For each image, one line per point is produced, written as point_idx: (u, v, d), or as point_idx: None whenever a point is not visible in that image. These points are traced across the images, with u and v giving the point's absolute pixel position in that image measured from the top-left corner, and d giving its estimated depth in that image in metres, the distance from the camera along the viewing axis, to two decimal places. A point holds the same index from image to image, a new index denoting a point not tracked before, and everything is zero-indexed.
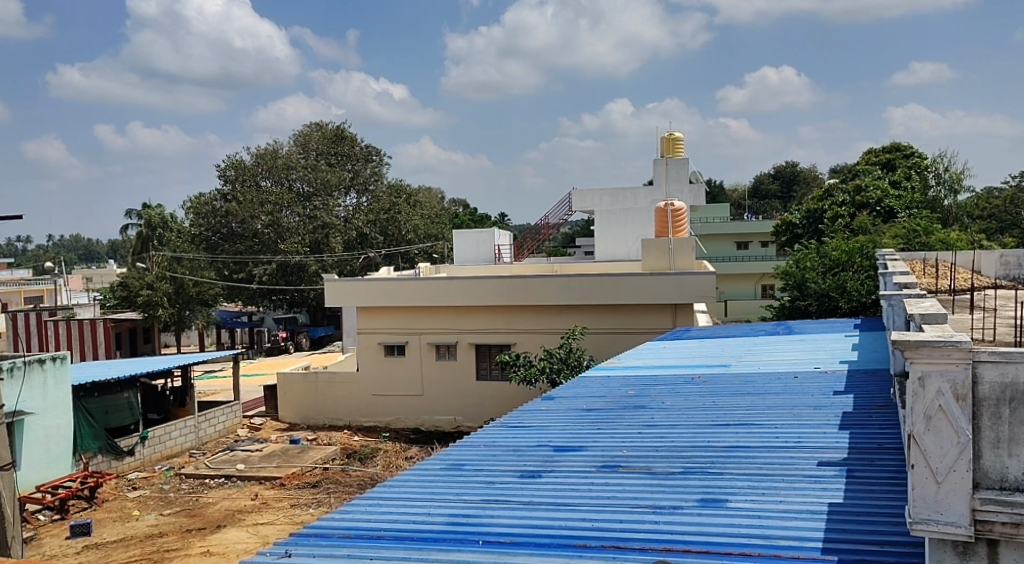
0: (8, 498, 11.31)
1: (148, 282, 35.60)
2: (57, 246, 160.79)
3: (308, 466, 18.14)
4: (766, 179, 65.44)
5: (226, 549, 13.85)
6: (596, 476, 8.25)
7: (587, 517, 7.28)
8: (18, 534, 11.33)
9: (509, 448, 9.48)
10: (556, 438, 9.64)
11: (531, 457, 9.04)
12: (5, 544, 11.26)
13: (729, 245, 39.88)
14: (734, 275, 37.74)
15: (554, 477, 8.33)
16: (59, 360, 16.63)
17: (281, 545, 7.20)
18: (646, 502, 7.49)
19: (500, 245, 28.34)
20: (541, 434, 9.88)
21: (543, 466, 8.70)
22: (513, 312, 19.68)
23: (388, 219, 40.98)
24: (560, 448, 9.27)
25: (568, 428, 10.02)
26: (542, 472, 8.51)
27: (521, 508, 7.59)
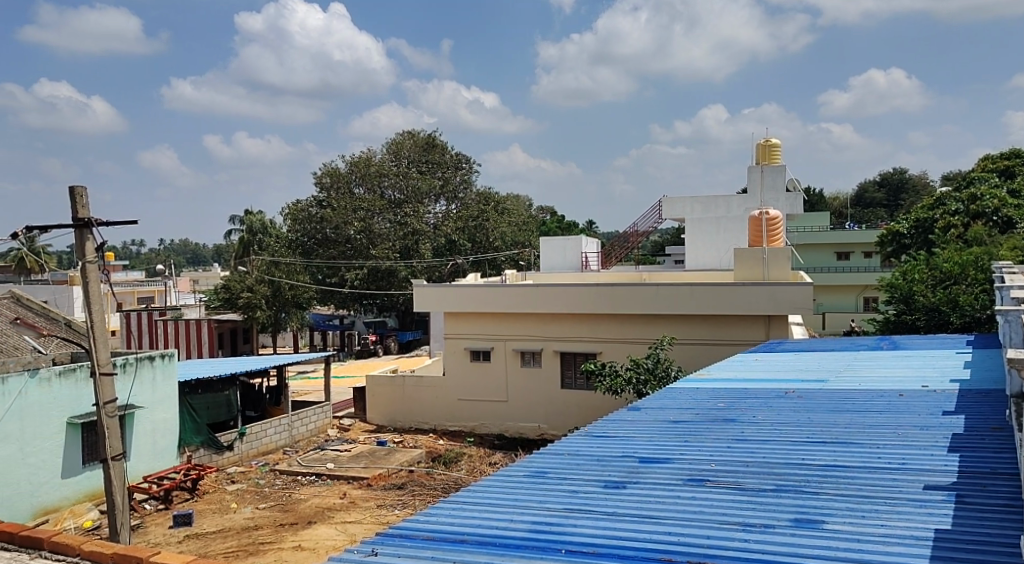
0: (120, 487, 11.82)
1: (249, 285, 36.78)
2: (167, 249, 167.81)
3: (394, 468, 18.29)
4: (871, 188, 63.63)
5: (316, 545, 14.05)
6: (684, 490, 8.00)
7: (672, 531, 7.06)
8: (128, 521, 12.01)
9: (593, 457, 9.30)
10: (642, 450, 9.42)
11: (616, 467, 8.85)
12: (116, 531, 12.00)
13: (828, 255, 38.47)
14: (835, 286, 36.71)
15: (639, 489, 8.13)
16: (167, 356, 17.23)
17: (368, 544, 7.20)
18: (734, 519, 7.22)
19: (588, 253, 28.11)
20: (627, 444, 9.68)
21: (629, 477, 8.49)
22: (600, 321, 19.47)
23: (476, 225, 40.95)
24: (646, 459, 9.05)
25: (655, 439, 9.78)
26: (626, 483, 8.30)
27: (605, 519, 7.41)
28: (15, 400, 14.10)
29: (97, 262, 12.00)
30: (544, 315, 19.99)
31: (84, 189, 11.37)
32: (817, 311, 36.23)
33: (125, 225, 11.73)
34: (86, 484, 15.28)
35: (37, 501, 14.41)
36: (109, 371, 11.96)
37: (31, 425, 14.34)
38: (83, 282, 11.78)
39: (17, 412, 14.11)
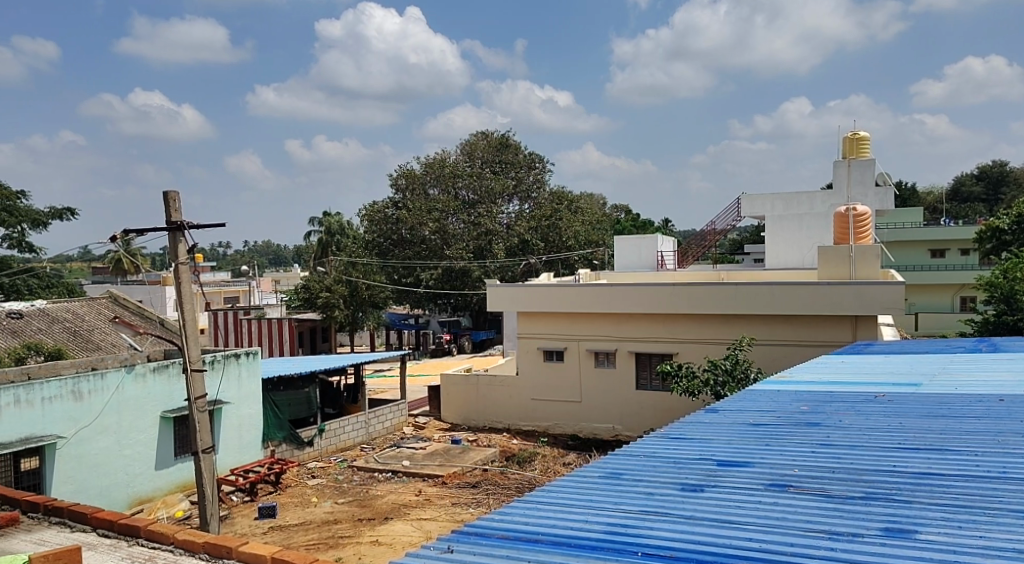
0: (210, 478, 12.10)
1: (328, 285, 37.27)
2: (250, 250, 172.34)
3: (468, 466, 18.24)
4: (968, 182, 61.19)
5: (394, 541, 14.10)
6: (766, 495, 7.69)
7: (754, 538, 6.78)
8: (217, 512, 12.28)
9: (669, 459, 9.05)
10: (720, 452, 9.13)
11: (693, 470, 8.58)
12: (205, 521, 12.23)
13: (922, 254, 37.08)
14: (929, 286, 35.42)
15: (717, 492, 7.86)
16: (252, 354, 17.60)
17: (443, 541, 7.12)
18: (820, 527, 6.90)
19: (663, 252, 27.72)
20: (704, 447, 9.40)
21: (706, 480, 8.21)
22: (676, 321, 19.09)
23: (550, 225, 40.56)
24: (725, 463, 8.75)
25: (733, 442, 9.47)
26: (704, 486, 8.04)
27: (683, 522, 7.17)
28: (112, 395, 14.50)
29: (189, 264, 12.28)
30: (618, 316, 19.71)
31: (177, 193, 11.67)
32: (909, 311, 35.06)
33: (216, 227, 11.98)
34: (178, 477, 15.62)
35: (132, 491, 14.78)
36: (200, 367, 12.25)
37: (127, 419, 14.74)
38: (175, 284, 12.07)
39: (113, 406, 14.51)
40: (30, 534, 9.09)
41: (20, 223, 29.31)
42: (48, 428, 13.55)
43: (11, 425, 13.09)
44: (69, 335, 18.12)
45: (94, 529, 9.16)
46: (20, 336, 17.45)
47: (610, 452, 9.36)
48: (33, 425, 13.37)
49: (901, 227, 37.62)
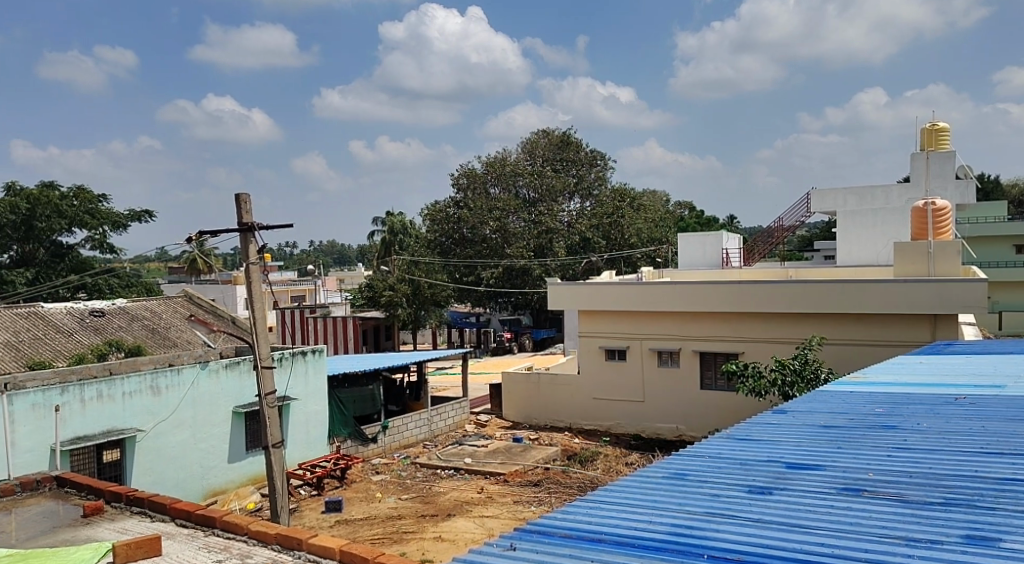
0: (280, 473, 12.21)
1: (390, 284, 37.61)
2: (316, 250, 175.15)
3: (530, 465, 18.12)
4: None
5: (456, 537, 14.07)
6: (839, 499, 7.40)
7: (827, 543, 6.53)
8: (288, 504, 12.39)
9: (735, 461, 8.80)
10: (790, 455, 8.83)
11: (761, 472, 8.32)
12: (276, 513, 12.35)
13: (1006, 250, 35.77)
14: (1011, 283, 34.18)
15: (787, 495, 7.59)
16: (317, 352, 17.77)
17: (507, 539, 7.03)
18: (898, 533, 6.61)
19: (729, 249, 27.23)
20: (773, 449, 9.12)
21: (775, 482, 7.96)
22: (743, 319, 18.68)
23: (611, 223, 40.10)
24: (794, 465, 8.47)
25: (803, 444, 9.17)
26: (773, 489, 7.78)
27: (750, 525, 6.94)
28: (188, 390, 14.76)
29: (260, 265, 12.46)
30: (681, 314, 19.41)
31: (248, 195, 11.86)
32: (991, 310, 33.85)
33: (287, 229, 12.12)
34: (249, 470, 15.85)
35: (207, 483, 15.05)
36: (270, 364, 12.38)
37: (201, 414, 14.99)
38: (246, 284, 12.22)
39: (189, 401, 14.78)
40: (113, 522, 9.24)
41: (102, 225, 30.08)
42: (128, 422, 13.86)
43: (94, 418, 13.42)
44: (147, 332, 18.56)
45: (173, 519, 9.26)
46: (102, 333, 17.92)
47: (676, 452, 9.16)
48: (115, 418, 13.69)
49: (983, 221, 36.30)
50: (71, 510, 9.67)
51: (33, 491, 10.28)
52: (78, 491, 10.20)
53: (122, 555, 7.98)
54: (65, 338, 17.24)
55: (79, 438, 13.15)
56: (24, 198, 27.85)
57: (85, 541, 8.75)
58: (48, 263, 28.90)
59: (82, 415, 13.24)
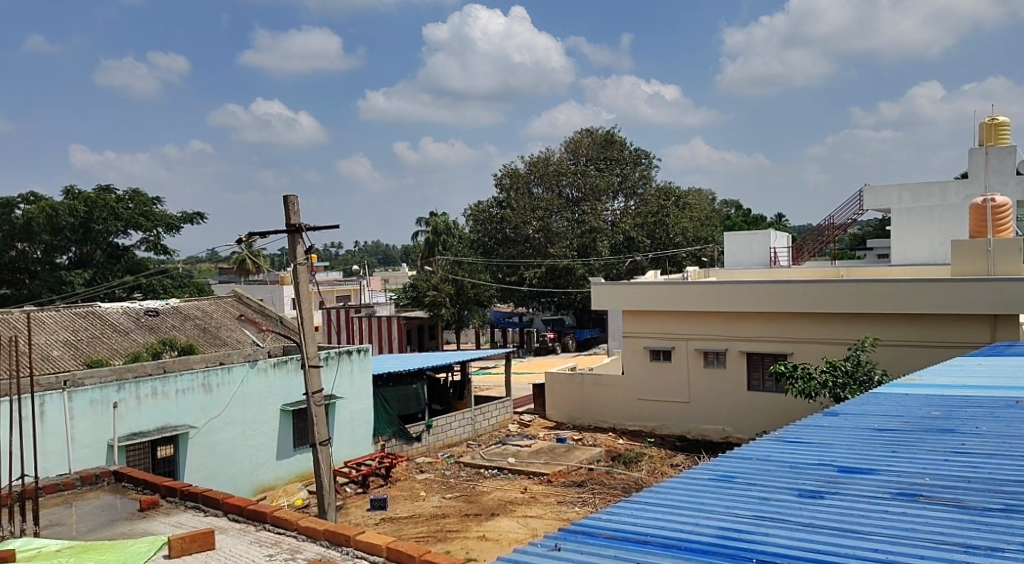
0: (327, 470, 12.27)
1: (434, 284, 37.81)
2: (361, 251, 176.73)
3: (573, 465, 18.02)
4: None
5: (500, 536, 14.05)
6: (893, 504, 7.22)
7: (882, 549, 6.38)
8: (335, 501, 12.46)
9: (786, 464, 8.65)
10: (842, 458, 8.66)
11: (812, 475, 8.16)
12: (324, 510, 12.43)
13: None
14: None
15: (839, 499, 7.44)
16: (362, 351, 17.89)
17: (551, 539, 6.99)
18: (954, 540, 6.44)
19: (777, 249, 26.84)
20: (824, 452, 8.93)
21: (827, 486, 7.78)
22: (792, 320, 18.40)
23: (656, 222, 39.73)
24: (846, 469, 8.29)
25: (856, 448, 8.98)
26: (824, 493, 7.62)
27: (800, 529, 6.81)
28: (238, 388, 14.94)
29: (307, 265, 12.56)
30: (728, 314, 19.18)
31: (296, 195, 11.98)
32: None
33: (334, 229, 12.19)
34: (297, 467, 15.98)
35: (256, 479, 15.23)
36: (317, 363, 12.46)
37: (250, 411, 15.16)
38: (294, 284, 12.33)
39: (239, 399, 14.96)
40: (169, 516, 9.37)
41: (156, 227, 30.64)
42: (181, 419, 14.08)
43: (149, 415, 13.65)
44: (199, 331, 18.83)
45: (226, 514, 9.38)
46: (156, 333, 18.24)
47: (723, 454, 9.03)
48: (168, 414, 13.92)
49: None
50: (128, 505, 9.82)
51: (91, 485, 10.45)
52: (135, 486, 10.36)
53: (177, 549, 8.09)
54: (121, 337, 17.57)
55: (135, 434, 13.38)
56: (81, 201, 28.50)
57: (141, 534, 8.90)
58: (105, 263, 29.50)
59: (138, 412, 13.49)
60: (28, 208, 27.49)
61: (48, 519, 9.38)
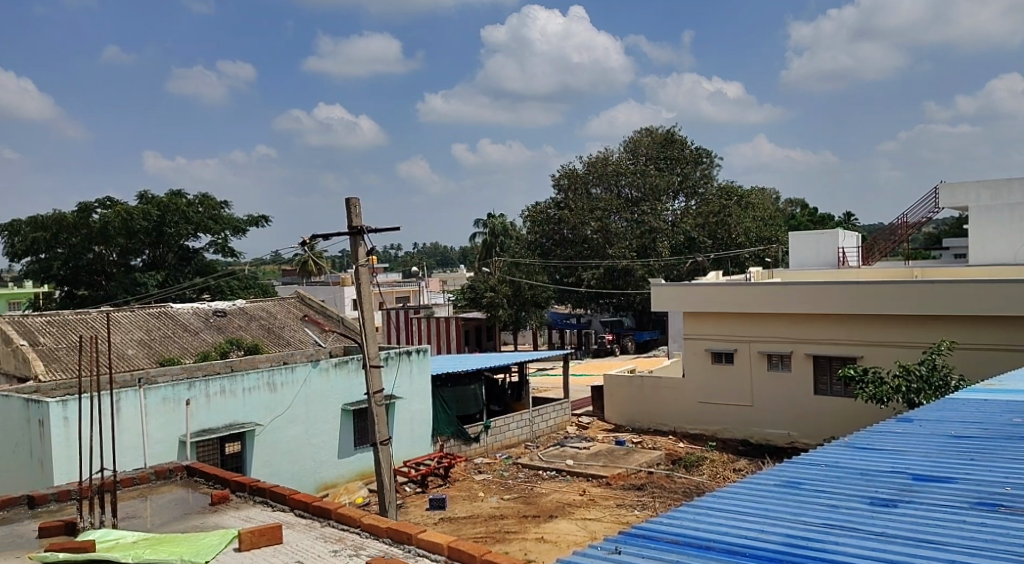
0: (388, 470, 12.23)
1: (492, 284, 37.84)
2: (420, 252, 177.90)
3: (633, 468, 17.77)
4: None
5: (559, 538, 13.91)
6: (972, 514, 6.91)
7: (961, 560, 6.09)
8: (396, 499, 12.44)
9: (856, 471, 8.34)
10: (916, 465, 8.31)
11: (884, 483, 7.84)
12: (385, 508, 12.41)
13: None
14: None
15: (913, 508, 7.14)
16: (422, 352, 17.89)
17: (611, 542, 6.84)
18: None
19: (846, 248, 26.16)
20: (897, 459, 8.60)
21: (901, 495, 7.47)
22: (860, 322, 17.88)
23: (718, 222, 39.07)
24: (921, 477, 7.94)
25: (931, 455, 8.61)
26: (897, 502, 7.32)
27: (873, 539, 6.55)
28: (302, 387, 15.05)
29: (369, 267, 12.58)
30: (792, 316, 18.72)
31: (358, 198, 12.02)
32: None
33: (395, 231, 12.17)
34: (358, 465, 16.03)
35: (319, 476, 15.33)
36: (378, 363, 12.45)
37: (313, 410, 15.24)
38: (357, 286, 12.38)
39: (302, 398, 15.07)
40: (238, 511, 9.44)
41: (224, 230, 31.23)
42: (248, 416, 14.24)
43: (217, 412, 13.84)
44: (264, 331, 19.09)
45: (292, 510, 9.39)
46: (224, 332, 18.53)
47: (790, 459, 8.76)
48: (235, 412, 14.09)
49: None
50: (199, 499, 9.91)
51: (165, 479, 10.56)
52: (207, 480, 10.46)
53: (247, 542, 8.13)
54: (192, 336, 17.88)
55: (205, 431, 13.58)
56: (154, 205, 29.15)
57: (212, 527, 8.98)
58: (177, 265, 30.20)
59: (208, 409, 13.69)
60: (105, 212, 27.98)
61: (125, 512, 9.53)
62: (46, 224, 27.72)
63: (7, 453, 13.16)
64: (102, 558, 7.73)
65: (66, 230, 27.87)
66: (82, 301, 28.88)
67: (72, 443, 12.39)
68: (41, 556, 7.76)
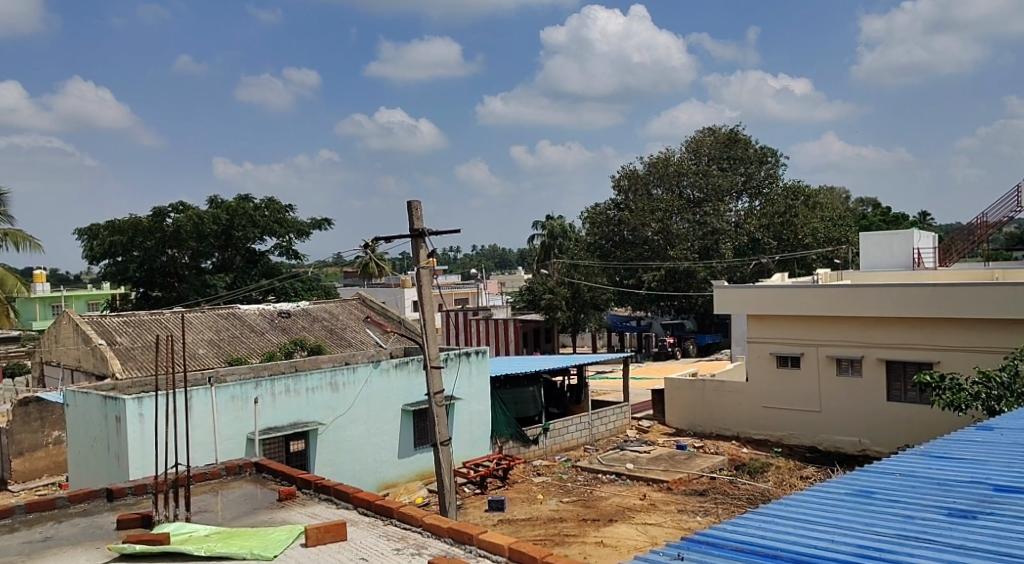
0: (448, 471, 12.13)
1: (550, 286, 38.13)
2: (479, 255, 178.15)
3: (695, 473, 17.40)
4: None
5: (619, 543, 13.63)
6: None
7: None
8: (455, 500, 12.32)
9: (933, 480, 8.29)
10: (998, 476, 8.15)
11: (963, 493, 7.82)
12: (445, 508, 12.32)
13: None
14: None
15: (993, 520, 7.17)
16: (480, 353, 17.76)
17: (673, 548, 6.99)
18: None
19: (921, 249, 25.24)
20: (977, 469, 8.42)
21: (981, 506, 7.48)
22: (935, 326, 17.23)
23: (784, 222, 38.31)
24: (1002, 488, 7.86)
25: (1014, 465, 8.35)
26: (976, 513, 7.35)
27: (949, 551, 6.66)
28: (363, 387, 15.04)
29: (430, 270, 12.50)
30: (862, 320, 18.14)
31: (420, 201, 12.03)
32: None
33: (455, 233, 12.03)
34: (418, 465, 15.94)
35: (380, 475, 15.33)
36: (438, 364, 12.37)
37: (375, 410, 15.23)
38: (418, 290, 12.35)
39: (364, 398, 15.06)
40: (304, 507, 9.41)
41: (288, 233, 31.60)
42: (312, 415, 14.29)
43: (282, 411, 13.91)
44: (327, 332, 19.23)
45: (356, 508, 9.32)
46: (288, 333, 18.70)
47: (863, 468, 8.75)
48: (299, 411, 14.16)
49: None
50: (268, 495, 9.91)
51: (235, 475, 10.60)
52: (275, 477, 10.46)
53: (313, 538, 8.06)
54: (258, 337, 18.09)
55: (271, 429, 13.68)
56: (223, 209, 29.63)
57: (280, 522, 8.97)
58: (245, 268, 30.67)
59: (274, 408, 13.77)
60: (177, 216, 28.66)
61: (197, 505, 9.58)
62: (122, 228, 28.37)
63: (85, 449, 13.42)
64: (178, 551, 7.74)
65: (141, 234, 28.52)
66: (157, 302, 29.49)
67: (147, 439, 12.56)
68: (119, 547, 7.77)
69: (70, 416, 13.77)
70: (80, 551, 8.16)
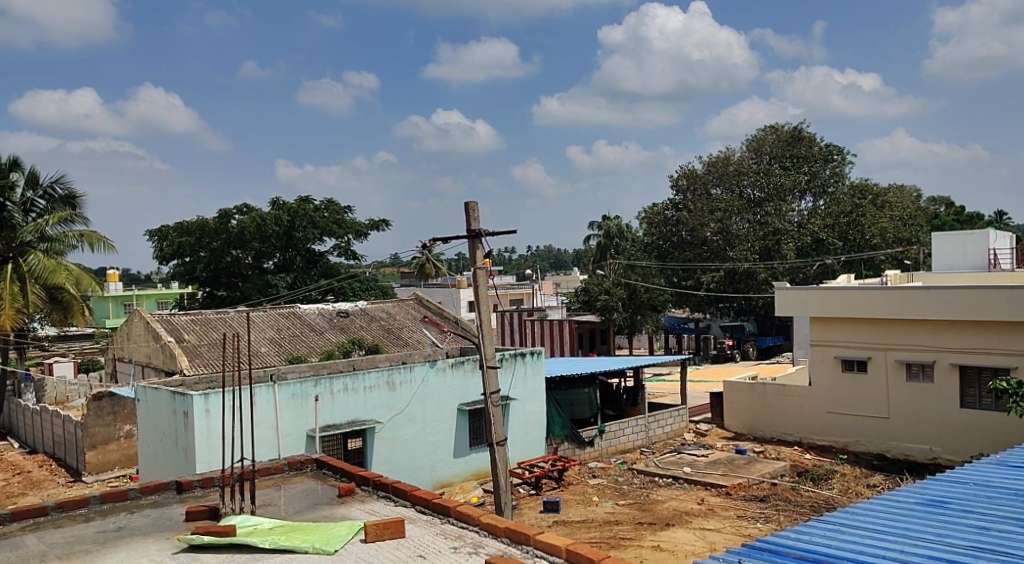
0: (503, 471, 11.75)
1: (606, 287, 36.96)
2: (534, 257, 177.45)
3: (755, 478, 16.68)
4: None
5: (676, 548, 13.08)
6: None
7: None
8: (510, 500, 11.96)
9: (1009, 490, 8.14)
10: None
11: None
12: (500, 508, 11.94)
13: None
14: None
15: None
16: (535, 354, 17.32)
17: (734, 555, 6.76)
18: None
19: (997, 249, 24.04)
20: None
21: None
22: (1014, 330, 16.28)
23: (849, 222, 37.05)
24: None
25: None
26: None
27: None
28: (420, 387, 14.69)
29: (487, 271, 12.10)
30: (935, 323, 17.22)
31: (477, 201, 11.73)
32: None
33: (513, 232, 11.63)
34: (472, 465, 15.55)
35: (436, 474, 15.00)
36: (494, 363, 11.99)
37: (431, 409, 14.89)
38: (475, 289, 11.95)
39: (421, 397, 14.71)
40: (363, 504, 9.08)
41: (348, 234, 31.54)
42: (369, 413, 14.02)
43: (340, 410, 13.66)
44: (384, 332, 19.00)
45: (414, 506, 8.94)
46: (347, 332, 18.50)
47: (935, 477, 8.58)
48: (357, 410, 13.88)
49: None
50: (328, 491, 9.59)
51: (296, 471, 10.33)
52: (334, 473, 10.13)
53: (371, 534, 7.72)
54: (317, 336, 17.90)
55: (330, 427, 13.45)
56: (285, 210, 29.73)
57: (339, 519, 8.65)
58: (305, 268, 30.62)
59: (332, 406, 13.53)
60: (242, 218, 28.91)
61: (261, 499, 9.34)
62: (189, 229, 29.07)
63: (155, 441, 13.35)
64: (243, 542, 7.61)
65: (208, 234, 29.13)
66: (222, 302, 29.68)
67: (215, 434, 12.42)
68: (188, 537, 7.69)
69: (141, 410, 13.68)
70: (151, 541, 7.95)
